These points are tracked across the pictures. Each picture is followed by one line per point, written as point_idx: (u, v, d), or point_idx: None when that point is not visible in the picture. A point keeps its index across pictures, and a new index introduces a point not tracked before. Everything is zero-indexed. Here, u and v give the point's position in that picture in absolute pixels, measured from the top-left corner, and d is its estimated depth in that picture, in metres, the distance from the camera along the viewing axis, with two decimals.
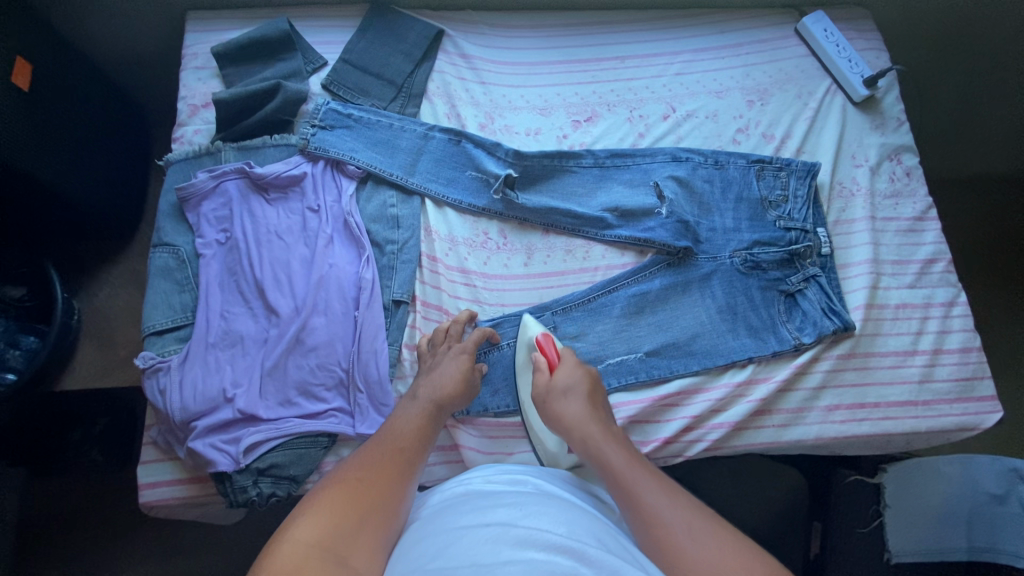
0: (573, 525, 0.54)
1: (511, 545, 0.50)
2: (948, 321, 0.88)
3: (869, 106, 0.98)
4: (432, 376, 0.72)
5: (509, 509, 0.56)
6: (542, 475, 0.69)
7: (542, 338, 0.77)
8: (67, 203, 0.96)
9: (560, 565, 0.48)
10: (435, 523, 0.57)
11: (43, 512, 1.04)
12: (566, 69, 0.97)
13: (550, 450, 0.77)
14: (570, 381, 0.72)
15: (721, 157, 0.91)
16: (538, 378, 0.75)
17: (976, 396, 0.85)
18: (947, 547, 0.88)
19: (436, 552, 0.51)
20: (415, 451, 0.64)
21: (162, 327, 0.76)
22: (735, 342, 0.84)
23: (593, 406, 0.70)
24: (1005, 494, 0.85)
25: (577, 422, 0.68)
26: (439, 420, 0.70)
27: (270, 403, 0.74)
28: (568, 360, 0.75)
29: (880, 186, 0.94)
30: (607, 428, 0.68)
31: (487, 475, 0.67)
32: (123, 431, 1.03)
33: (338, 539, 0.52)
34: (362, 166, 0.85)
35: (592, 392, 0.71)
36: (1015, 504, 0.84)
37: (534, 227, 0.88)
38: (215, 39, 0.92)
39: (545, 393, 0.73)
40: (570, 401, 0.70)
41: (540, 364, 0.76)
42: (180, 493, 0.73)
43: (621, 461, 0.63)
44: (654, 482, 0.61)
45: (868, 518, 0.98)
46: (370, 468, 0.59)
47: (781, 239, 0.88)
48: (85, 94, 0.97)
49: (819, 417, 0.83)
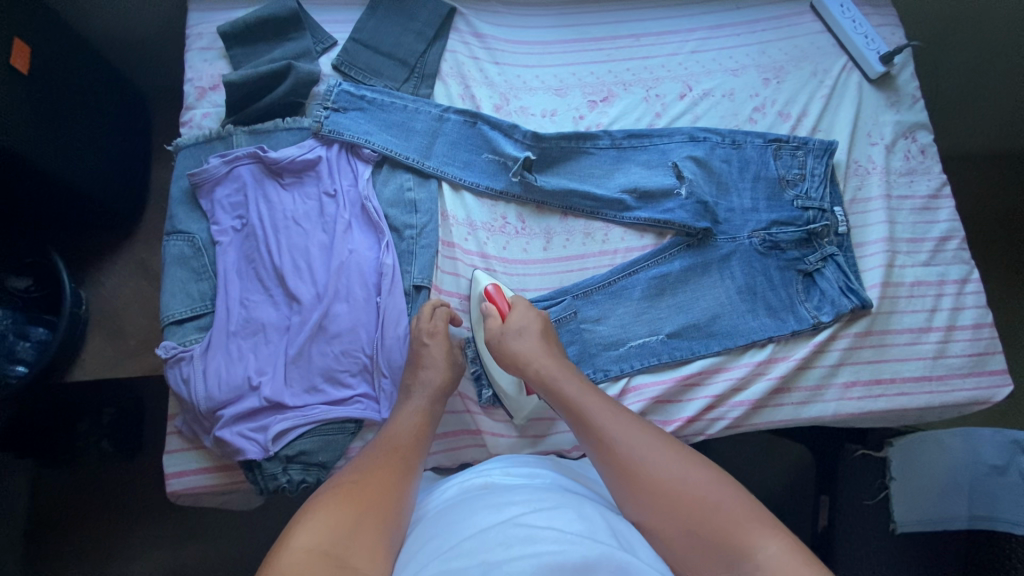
0: (585, 521, 0.55)
1: (522, 542, 0.51)
2: (962, 298, 0.89)
3: (884, 83, 0.97)
4: (421, 372, 0.72)
5: (521, 505, 0.57)
6: (557, 468, 0.70)
7: (491, 288, 0.78)
8: (65, 189, 0.92)
9: (572, 553, 0.49)
10: (446, 521, 0.58)
11: (59, 506, 1.04)
12: (581, 47, 0.95)
13: (509, 394, 0.79)
14: (524, 323, 0.74)
15: (738, 136, 0.91)
16: (489, 325, 0.76)
17: (987, 370, 0.87)
18: (948, 516, 0.89)
19: (447, 547, 0.52)
20: (415, 452, 0.66)
21: (182, 316, 0.75)
22: (755, 322, 0.85)
23: (547, 345, 0.73)
24: (1006, 465, 0.88)
25: (531, 359, 0.71)
26: (437, 412, 0.72)
27: (296, 391, 0.73)
28: (519, 304, 0.76)
29: (896, 164, 0.94)
30: (561, 362, 0.72)
31: (505, 467, 0.68)
32: (134, 421, 1.06)
33: (342, 543, 0.51)
34: (377, 149, 0.83)
35: (544, 331, 0.74)
36: (1015, 475, 0.87)
37: (551, 210, 0.87)
38: (220, 18, 0.89)
39: (499, 335, 0.74)
40: (522, 341, 0.73)
41: (491, 313, 0.76)
42: (208, 481, 0.73)
43: (576, 391, 0.68)
44: (608, 408, 0.66)
45: (875, 490, 0.99)
46: (371, 468, 0.61)
47: (799, 219, 0.88)
48: (86, 79, 0.95)
49: (837, 394, 0.84)
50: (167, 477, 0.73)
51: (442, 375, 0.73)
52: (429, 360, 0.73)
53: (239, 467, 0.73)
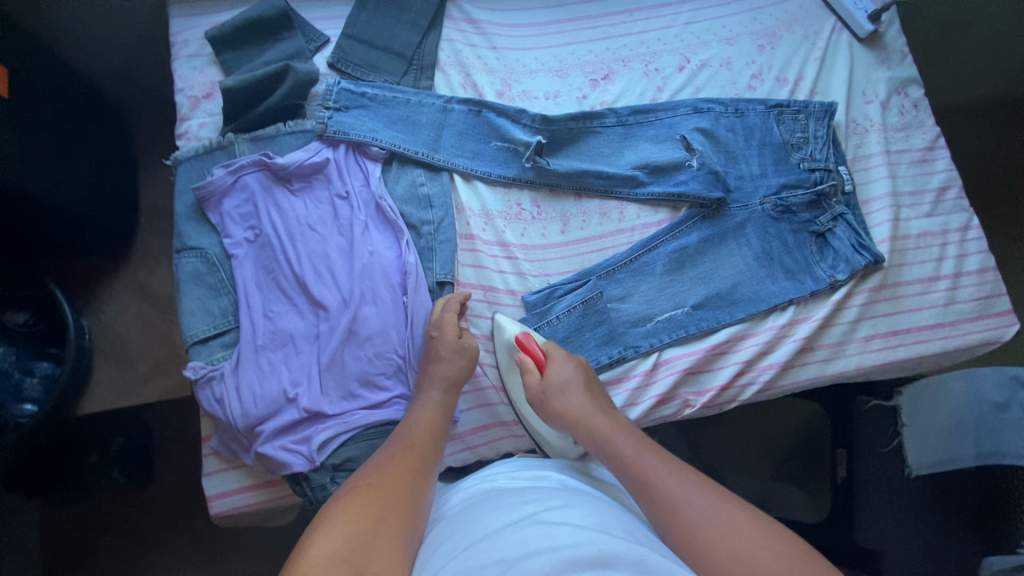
0: (598, 517, 0.54)
1: (537, 538, 0.49)
2: (965, 245, 0.92)
3: (873, 42, 0.98)
4: (442, 367, 0.71)
5: (534, 505, 0.56)
6: (563, 470, 0.67)
7: (523, 337, 0.76)
8: (17, 198, 0.84)
9: (587, 549, 0.47)
10: (458, 524, 0.57)
11: (68, 542, 1.01)
12: (576, 26, 0.94)
13: (553, 443, 0.78)
14: (564, 377, 0.72)
15: (740, 104, 0.91)
16: (528, 378, 0.74)
17: (995, 312, 0.90)
18: (958, 456, 0.89)
19: (462, 549, 0.51)
20: (430, 450, 0.64)
21: (205, 334, 0.73)
22: (775, 286, 0.86)
23: (592, 398, 0.71)
24: (1007, 401, 0.86)
25: (579, 414, 0.70)
26: (453, 402, 0.70)
27: (333, 398, 0.72)
28: (556, 355, 0.75)
29: (891, 120, 0.96)
30: (611, 418, 0.69)
31: (508, 470, 0.65)
32: (140, 449, 1.03)
33: (359, 547, 0.50)
34: (386, 147, 0.81)
35: (587, 383, 0.73)
36: (1017, 410, 0.85)
37: (566, 193, 0.87)
38: (205, 23, 0.85)
39: (541, 392, 0.73)
40: (568, 396, 0.71)
41: (528, 364, 0.75)
42: (252, 499, 0.72)
43: (631, 449, 0.65)
44: (664, 466, 0.62)
45: (887, 439, 1.00)
46: (385, 471, 0.59)
47: (806, 181, 0.90)
48: (63, 97, 0.91)
49: (858, 348, 0.86)
50: (209, 499, 0.71)
51: (455, 367, 0.71)
52: (445, 353, 0.71)
53: (282, 481, 0.72)
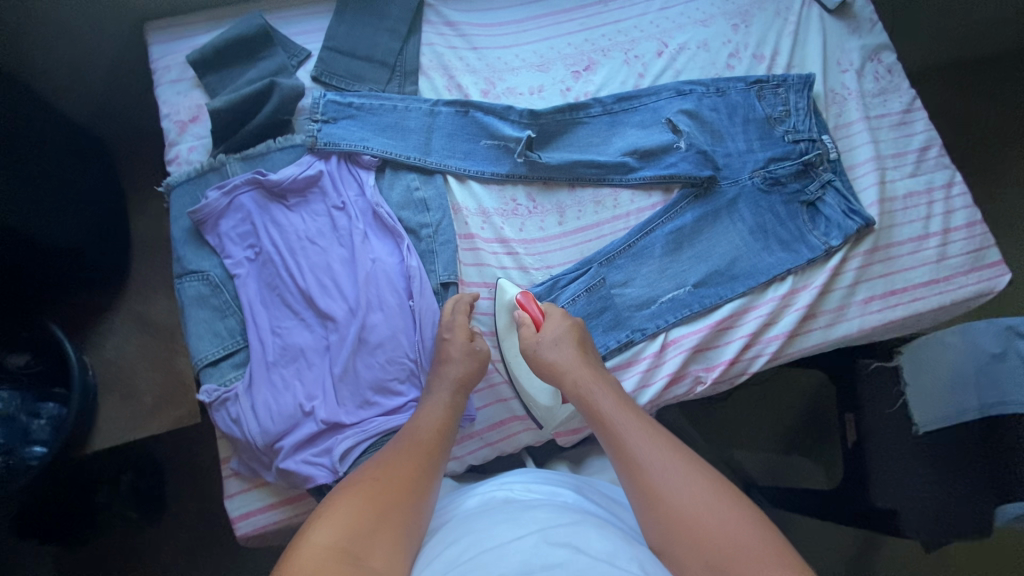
0: (609, 543, 0.52)
1: (539, 556, 0.48)
2: (950, 202, 0.94)
3: (843, 13, 1.00)
4: (456, 367, 0.71)
5: (543, 522, 0.54)
6: (580, 490, 0.66)
7: (523, 297, 0.77)
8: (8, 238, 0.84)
9: None
10: (470, 526, 0.56)
11: None
12: (554, 21, 0.95)
13: (541, 404, 0.79)
14: (558, 334, 0.74)
15: (721, 84, 0.93)
16: (524, 333, 0.75)
17: (987, 264, 0.92)
18: (960, 409, 0.84)
19: (465, 557, 0.50)
20: (438, 450, 0.64)
21: (216, 356, 0.73)
22: (771, 257, 0.87)
23: (582, 353, 0.73)
24: (1004, 351, 0.85)
25: (565, 366, 0.71)
26: (461, 404, 0.70)
27: (350, 408, 0.72)
28: (554, 314, 0.76)
29: (868, 87, 0.98)
30: (597, 372, 0.71)
31: (526, 482, 0.65)
32: (150, 482, 1.02)
33: (359, 540, 0.50)
34: (377, 154, 0.82)
35: (581, 340, 0.74)
36: (1014, 359, 0.84)
37: (559, 184, 0.88)
38: (185, 47, 0.85)
39: (535, 344, 0.74)
40: (561, 349, 0.72)
41: (526, 321, 0.76)
42: (277, 517, 0.71)
43: (610, 406, 0.66)
44: (645, 431, 0.63)
45: (895, 397, 0.92)
46: (393, 463, 0.60)
47: (792, 152, 0.91)
48: (45, 134, 0.90)
49: (858, 312, 0.88)
50: (235, 520, 0.71)
51: (467, 367, 0.71)
52: (456, 354, 0.71)
53: (307, 496, 0.72)
